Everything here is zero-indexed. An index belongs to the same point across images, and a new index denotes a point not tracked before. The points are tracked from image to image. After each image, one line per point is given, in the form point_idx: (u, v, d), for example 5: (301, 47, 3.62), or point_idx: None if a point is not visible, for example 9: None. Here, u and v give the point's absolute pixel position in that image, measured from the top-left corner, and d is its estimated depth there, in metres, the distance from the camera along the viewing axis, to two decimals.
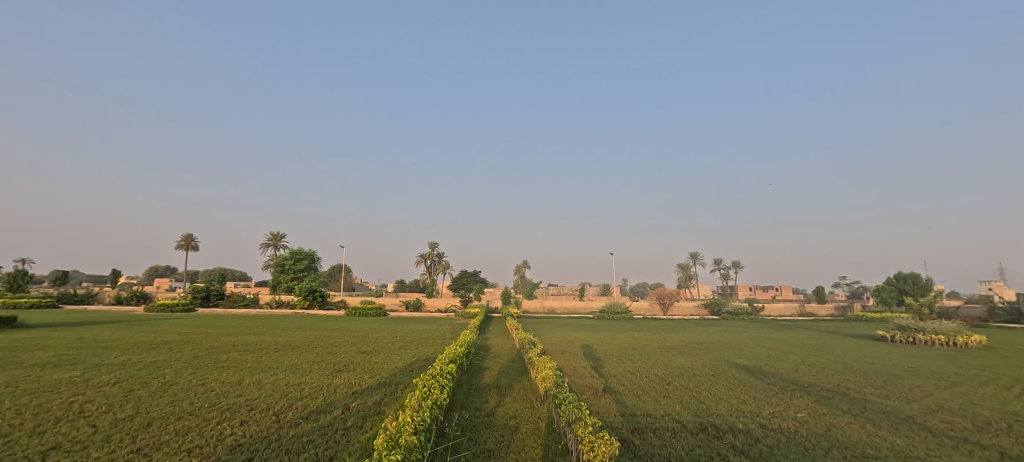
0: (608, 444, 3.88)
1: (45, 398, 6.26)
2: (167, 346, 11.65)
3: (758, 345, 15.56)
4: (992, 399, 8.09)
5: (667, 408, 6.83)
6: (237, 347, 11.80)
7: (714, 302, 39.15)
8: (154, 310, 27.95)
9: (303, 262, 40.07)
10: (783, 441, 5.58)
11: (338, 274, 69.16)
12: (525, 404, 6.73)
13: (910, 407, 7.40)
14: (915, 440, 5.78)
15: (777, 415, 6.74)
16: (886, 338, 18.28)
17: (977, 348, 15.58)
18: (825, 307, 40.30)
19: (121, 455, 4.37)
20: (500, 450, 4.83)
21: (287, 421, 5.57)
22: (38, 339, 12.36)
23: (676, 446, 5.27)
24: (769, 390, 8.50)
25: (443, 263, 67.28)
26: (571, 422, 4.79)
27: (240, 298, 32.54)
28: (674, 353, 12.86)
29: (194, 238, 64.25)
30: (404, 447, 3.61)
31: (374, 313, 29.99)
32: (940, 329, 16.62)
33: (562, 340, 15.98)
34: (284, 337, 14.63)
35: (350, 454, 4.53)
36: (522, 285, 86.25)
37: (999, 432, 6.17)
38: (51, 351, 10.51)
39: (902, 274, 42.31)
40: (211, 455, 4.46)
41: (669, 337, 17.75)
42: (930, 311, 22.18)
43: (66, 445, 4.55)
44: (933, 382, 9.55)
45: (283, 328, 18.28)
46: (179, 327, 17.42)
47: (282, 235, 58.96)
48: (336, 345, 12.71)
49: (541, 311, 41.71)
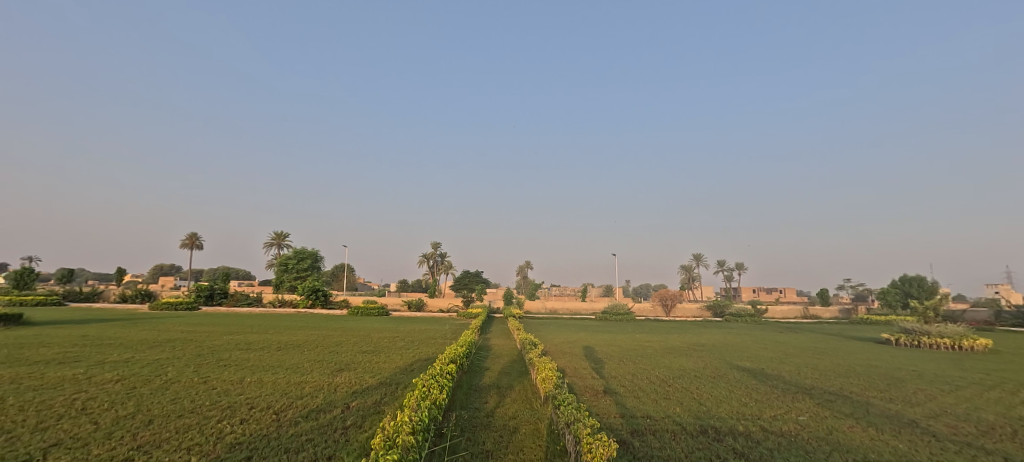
0: (606, 446, 3.87)
1: (48, 395, 6.30)
2: (170, 344, 11.72)
3: (761, 348, 15.49)
4: (996, 403, 8.03)
5: (668, 411, 6.80)
6: (239, 346, 11.86)
7: (717, 304, 38.99)
8: (158, 308, 28.10)
9: (306, 261, 40.21)
10: (783, 444, 5.55)
11: (341, 274, 69.39)
12: (525, 405, 6.72)
13: (913, 411, 7.35)
14: (918, 444, 5.74)
15: (779, 418, 6.71)
16: (890, 341, 18.15)
17: (982, 352, 15.44)
18: (829, 310, 40.03)
19: (121, 453, 4.38)
20: (498, 450, 4.82)
21: (287, 420, 5.59)
22: (43, 337, 12.43)
23: (675, 448, 5.25)
24: (771, 392, 8.47)
25: (445, 263, 67.32)
26: (570, 423, 4.78)
27: (243, 297, 32.69)
28: (676, 354, 12.81)
29: (199, 237, 64.63)
30: (401, 447, 3.62)
31: (376, 312, 30.05)
32: (945, 332, 16.48)
33: (563, 341, 15.96)
34: (286, 336, 14.67)
35: (348, 453, 4.53)
36: (524, 286, 86.18)
37: (1003, 437, 6.12)
38: (56, 348, 10.59)
39: (908, 277, 41.92)
40: (210, 453, 4.47)
41: (671, 339, 17.67)
42: (935, 314, 21.97)
43: (68, 442, 4.58)
44: (937, 386, 9.48)
45: (285, 327, 18.37)
46: (183, 325, 17.53)
47: (286, 235, 59.14)
48: (338, 344, 12.73)
49: (544, 311, 41.66)
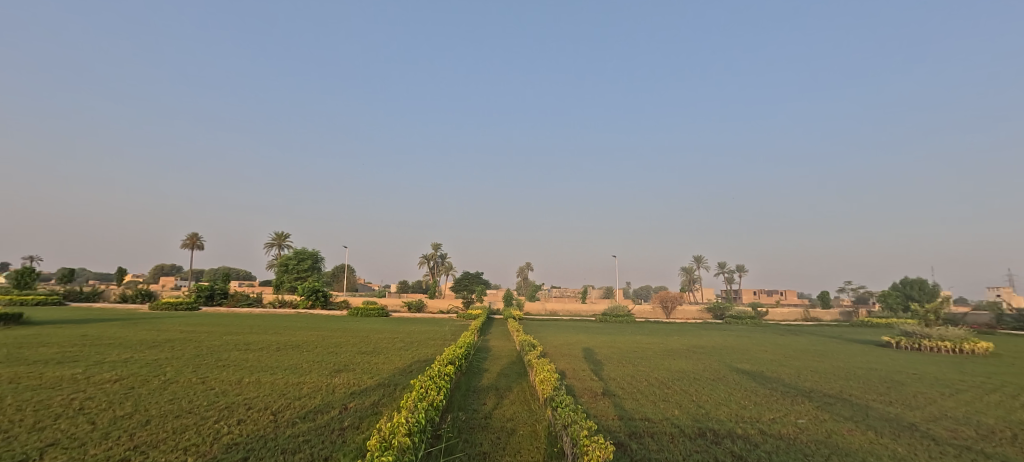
0: (603, 448, 3.86)
1: (46, 394, 6.31)
2: (169, 345, 11.72)
3: (761, 350, 15.46)
4: (996, 407, 7.99)
5: (666, 413, 6.79)
6: (239, 346, 11.90)
7: (717, 306, 38.89)
8: (159, 308, 28.17)
9: (306, 262, 40.23)
10: (782, 447, 5.53)
11: (341, 275, 69.51)
12: (523, 407, 6.72)
13: (913, 415, 7.32)
14: (917, 448, 5.71)
15: (777, 421, 6.70)
16: (890, 344, 18.10)
17: (983, 355, 15.39)
18: (830, 312, 40.02)
19: (118, 453, 4.38)
20: (496, 452, 4.82)
21: (284, 420, 5.58)
22: (43, 337, 12.45)
23: (673, 451, 5.23)
24: (770, 395, 8.44)
25: (446, 264, 67.43)
26: (567, 426, 4.74)
27: (243, 297, 32.75)
28: (675, 357, 12.77)
29: (200, 237, 64.72)
30: (397, 448, 3.62)
31: (375, 313, 30.07)
32: (946, 335, 16.44)
33: (563, 342, 15.95)
34: (285, 336, 14.70)
35: (345, 455, 4.52)
36: (524, 288, 86.19)
37: (1003, 441, 6.09)
38: (56, 347, 10.65)
39: (908, 280, 42.37)
40: (207, 453, 4.47)
41: (670, 341, 17.68)
42: (937, 316, 21.90)
43: (64, 442, 4.58)
44: (937, 389, 9.45)
45: (285, 327, 18.39)
46: (183, 325, 17.55)
47: (287, 235, 59.30)
48: (338, 345, 12.76)
49: (543, 313, 41.69)
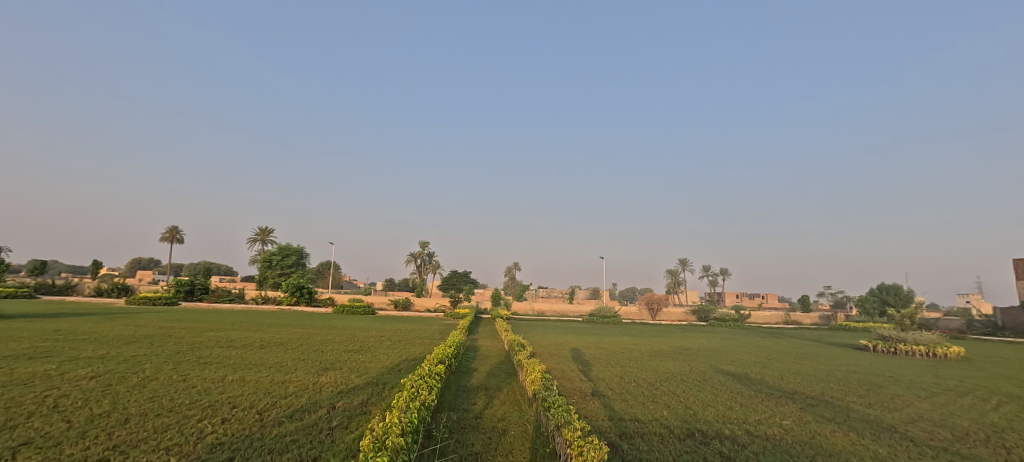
0: (598, 448, 3.83)
1: (19, 391, 6.06)
2: (148, 341, 11.37)
3: (745, 352, 15.83)
4: (971, 410, 8.21)
5: (655, 414, 6.82)
6: (220, 343, 11.60)
7: (701, 309, 39.48)
8: (135, 303, 27.40)
9: (291, 258, 39.51)
10: (768, 448, 5.59)
11: (325, 271, 68.96)
12: (513, 407, 6.65)
13: (892, 416, 7.50)
14: (897, 449, 5.84)
15: (763, 422, 6.78)
16: (868, 347, 18.52)
17: (955, 359, 15.84)
18: (811, 316, 40.94)
19: (96, 453, 4.22)
20: (487, 452, 4.78)
21: (271, 420, 5.45)
22: (15, 331, 11.99)
23: (664, 451, 5.25)
24: (755, 396, 8.57)
25: (433, 263, 66.96)
26: (559, 427, 4.70)
27: (225, 293, 32.16)
28: (662, 358, 12.93)
29: (180, 232, 63.22)
30: (391, 449, 3.56)
31: (362, 310, 29.84)
32: (921, 340, 16.88)
33: (551, 343, 15.95)
34: (268, 333, 14.38)
35: (334, 455, 4.42)
36: (513, 287, 86.50)
37: (977, 443, 6.26)
38: (26, 342, 10.26)
39: (885, 285, 43.54)
40: (189, 454, 4.33)
41: (655, 342, 18.00)
42: (912, 322, 22.60)
43: (38, 441, 4.39)
44: (914, 391, 9.72)
45: (270, 324, 18.05)
46: (163, 322, 16.95)
47: (271, 231, 58.10)
48: (323, 343, 12.48)
49: (530, 313, 42.00)
